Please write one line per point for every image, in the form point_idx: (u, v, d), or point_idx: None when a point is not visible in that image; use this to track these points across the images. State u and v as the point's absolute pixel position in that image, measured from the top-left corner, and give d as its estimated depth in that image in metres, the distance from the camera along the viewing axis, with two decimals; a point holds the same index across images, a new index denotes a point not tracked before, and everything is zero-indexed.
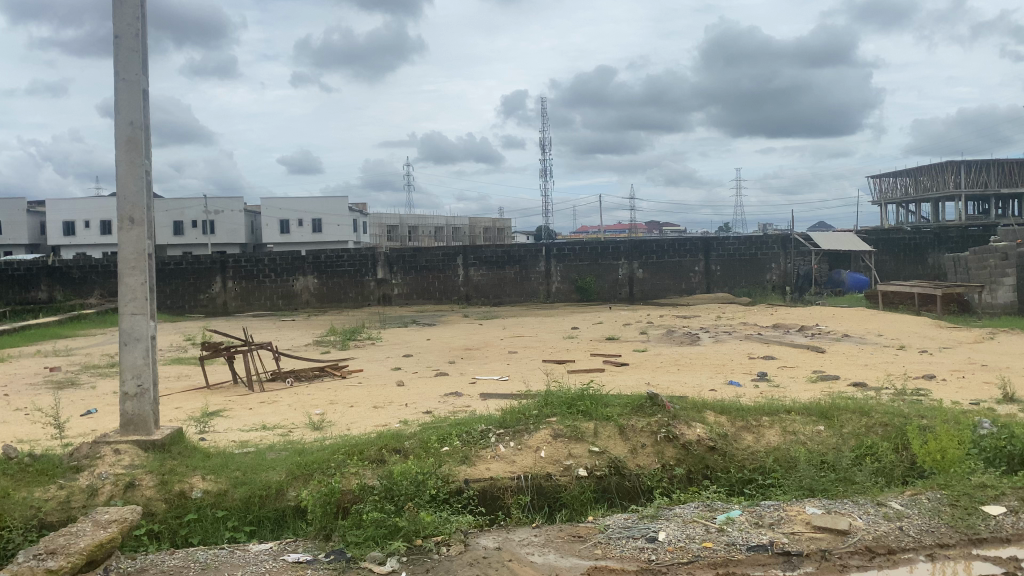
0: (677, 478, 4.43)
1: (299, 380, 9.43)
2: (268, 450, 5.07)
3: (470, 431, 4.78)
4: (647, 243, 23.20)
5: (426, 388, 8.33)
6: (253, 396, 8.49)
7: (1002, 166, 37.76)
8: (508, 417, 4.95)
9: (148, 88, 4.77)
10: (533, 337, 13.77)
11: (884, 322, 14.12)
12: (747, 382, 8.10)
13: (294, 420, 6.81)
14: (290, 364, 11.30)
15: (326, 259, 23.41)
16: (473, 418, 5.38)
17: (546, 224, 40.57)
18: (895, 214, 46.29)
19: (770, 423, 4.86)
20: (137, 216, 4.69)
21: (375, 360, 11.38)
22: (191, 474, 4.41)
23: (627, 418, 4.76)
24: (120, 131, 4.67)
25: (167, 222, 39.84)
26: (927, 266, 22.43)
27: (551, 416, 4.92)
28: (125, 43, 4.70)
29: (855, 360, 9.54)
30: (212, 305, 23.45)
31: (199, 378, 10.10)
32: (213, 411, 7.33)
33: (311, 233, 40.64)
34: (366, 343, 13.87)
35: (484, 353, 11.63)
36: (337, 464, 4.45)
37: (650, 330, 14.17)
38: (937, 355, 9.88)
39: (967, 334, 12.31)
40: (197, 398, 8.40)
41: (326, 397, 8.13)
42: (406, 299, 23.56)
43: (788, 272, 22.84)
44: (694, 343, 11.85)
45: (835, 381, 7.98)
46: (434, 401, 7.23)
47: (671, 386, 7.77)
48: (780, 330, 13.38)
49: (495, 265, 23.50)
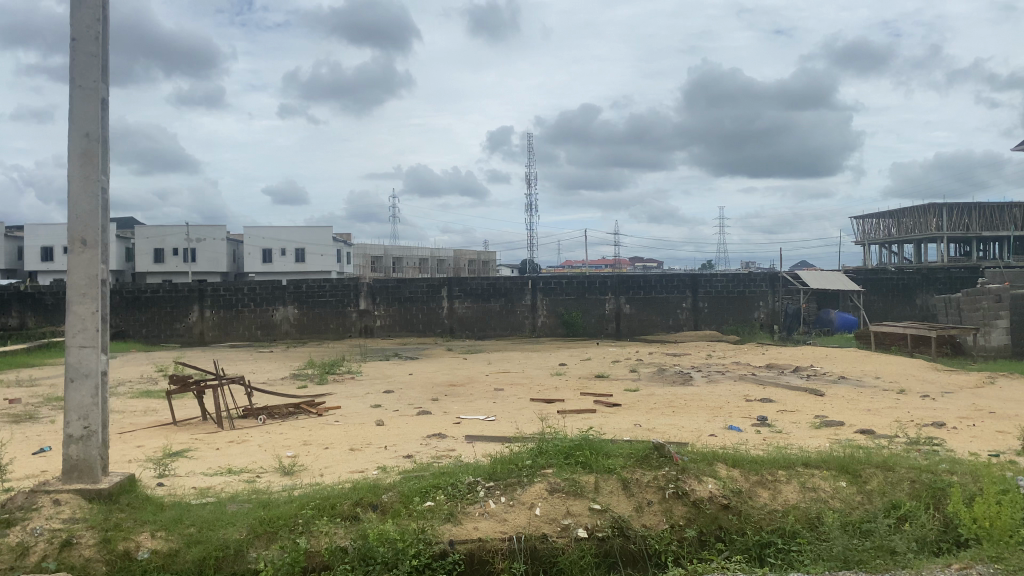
0: (687, 541, 3.98)
1: (272, 417, 8.87)
2: (230, 501, 4.54)
3: (456, 483, 4.29)
4: (635, 278, 22.86)
5: (407, 428, 7.82)
6: (222, 434, 7.93)
7: (983, 210, 37.98)
8: (498, 467, 4.45)
9: (107, 97, 4.34)
10: (519, 374, 13.30)
11: (880, 363, 13.75)
12: (747, 427, 7.66)
13: (263, 463, 6.27)
14: (264, 400, 10.73)
15: (307, 289, 22.88)
16: (461, 467, 4.88)
17: (531, 258, 40.11)
18: (877, 255, 46.42)
19: (788, 476, 4.41)
20: (89, 238, 4.21)
21: (354, 396, 10.84)
22: (139, 530, 3.88)
23: (631, 471, 4.30)
24: (74, 144, 4.21)
25: (147, 249, 39.02)
26: (915, 306, 22.22)
27: (546, 467, 4.44)
28: (83, 48, 4.26)
29: (855, 405, 9.14)
30: (189, 335, 22.82)
31: (167, 413, 9.54)
32: (177, 452, 6.77)
33: (294, 262, 40.11)
34: (346, 377, 13.34)
35: (468, 390, 11.13)
36: (306, 521, 3.94)
37: (641, 368, 13.73)
38: (940, 401, 9.49)
39: (967, 378, 11.93)
40: (161, 436, 7.83)
41: (300, 436, 7.60)
42: (388, 331, 23.01)
43: (776, 310, 22.57)
44: (687, 383, 11.39)
45: (841, 427, 7.55)
46: (417, 444, 6.73)
47: (668, 430, 7.32)
48: (775, 370, 12.98)
49: (481, 297, 23.08)
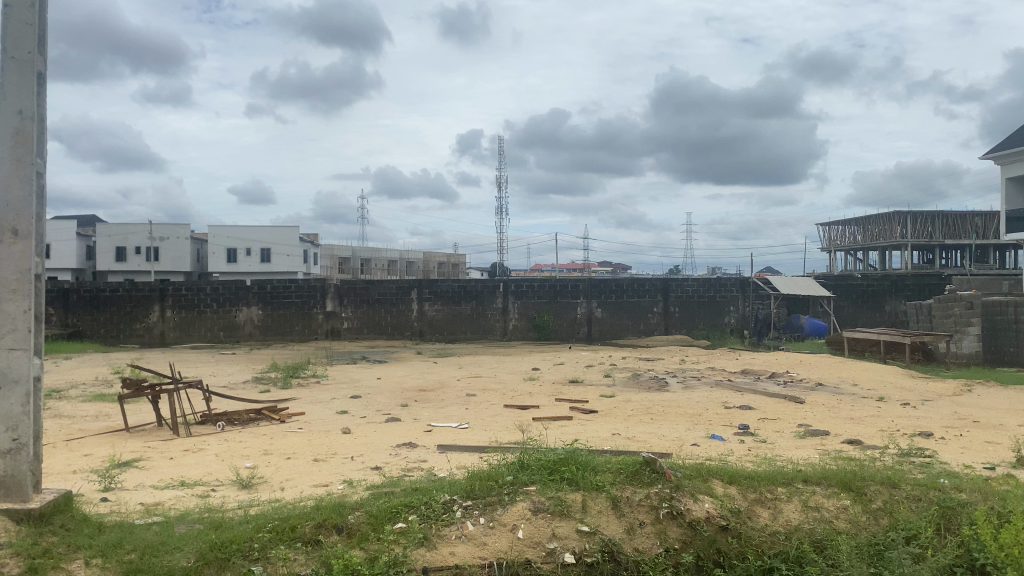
0: (684, 567, 3.66)
1: (231, 424, 8.38)
2: (179, 519, 4.08)
3: (430, 502, 3.91)
4: (607, 282, 22.62)
5: (375, 436, 7.42)
6: (177, 442, 7.45)
7: (946, 218, 38.56)
8: (477, 484, 4.07)
9: (44, 70, 3.88)
10: (491, 378, 12.93)
11: (854, 370, 13.62)
12: (730, 436, 7.38)
13: (220, 475, 5.83)
14: (224, 405, 10.20)
15: (273, 289, 22.25)
16: (436, 482, 4.50)
17: (501, 261, 39.69)
18: (843, 262, 46.85)
19: (788, 494, 4.12)
20: (22, 227, 3.75)
21: (319, 402, 10.37)
22: (71, 558, 3.45)
23: (622, 488, 3.95)
24: (4, 122, 3.75)
25: (109, 247, 37.97)
26: (884, 313, 22.25)
27: (529, 484, 4.07)
28: (15, 13, 3.77)
29: (837, 413, 8.93)
30: (149, 335, 22.10)
31: (120, 419, 8.98)
32: (127, 461, 6.30)
33: (260, 263, 39.31)
34: (311, 381, 12.86)
35: (439, 395, 10.72)
36: (263, 546, 3.53)
37: (615, 373, 13.44)
38: (922, 409, 9.31)
39: (944, 385, 11.83)
40: (110, 444, 7.30)
41: (261, 445, 7.16)
42: (355, 334, 22.50)
43: (746, 315, 22.48)
44: (664, 389, 11.11)
45: (826, 437, 7.33)
46: (386, 454, 6.33)
47: (650, 440, 7.01)
48: (751, 377, 12.77)
49: (451, 300, 22.65)
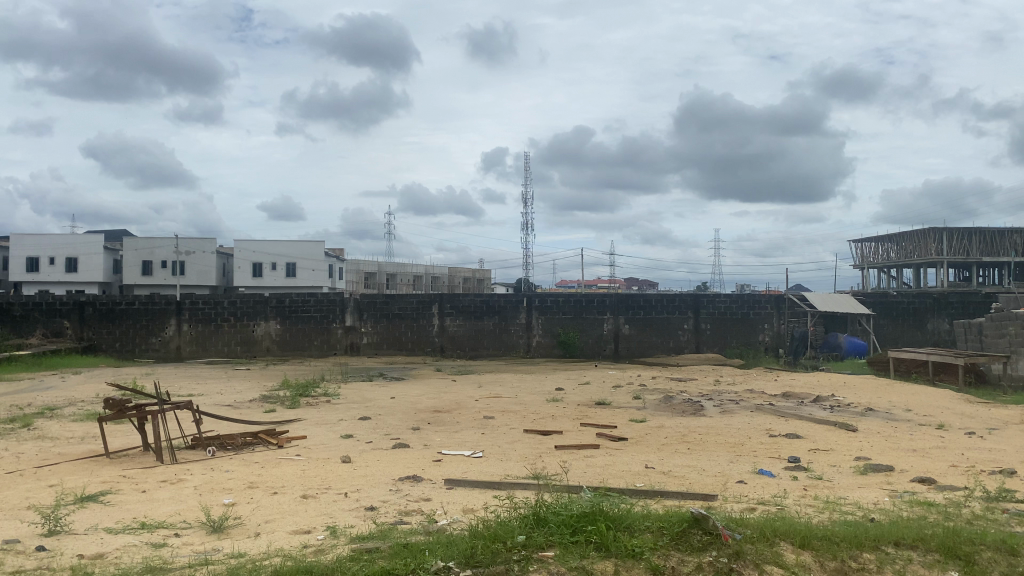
0: None
1: (223, 449, 7.62)
2: None
3: (419, 570, 3.06)
4: (634, 298, 21.70)
5: (377, 466, 6.59)
6: (158, 470, 6.69)
7: (984, 235, 37.06)
8: (482, 546, 3.21)
9: None
10: (512, 399, 12.02)
11: (906, 393, 12.51)
12: (781, 472, 6.44)
13: (190, 515, 5.02)
14: (221, 425, 9.44)
15: (291, 303, 21.62)
16: (432, 536, 3.66)
17: (526, 278, 38.77)
18: (876, 279, 45.28)
19: (877, 563, 3.25)
20: None
21: (324, 424, 9.54)
22: None
23: (666, 556, 3.10)
24: None
25: (135, 261, 37.70)
26: (926, 332, 21.07)
27: (545, 548, 3.22)
28: None
29: (897, 444, 7.95)
30: (164, 350, 21.57)
31: (105, 442, 8.23)
32: (90, 495, 5.51)
33: (284, 277, 38.84)
34: (320, 400, 12.08)
35: (455, 418, 9.84)
36: None
37: (646, 394, 12.48)
38: (991, 440, 8.26)
39: (1008, 411, 10.72)
40: (83, 473, 6.54)
41: (247, 475, 6.35)
42: (375, 349, 21.76)
43: (781, 333, 21.40)
44: (699, 414, 10.16)
45: (892, 473, 6.38)
46: (384, 490, 5.50)
47: (688, 475, 6.12)
48: (794, 400, 11.74)
49: (473, 315, 21.85)
